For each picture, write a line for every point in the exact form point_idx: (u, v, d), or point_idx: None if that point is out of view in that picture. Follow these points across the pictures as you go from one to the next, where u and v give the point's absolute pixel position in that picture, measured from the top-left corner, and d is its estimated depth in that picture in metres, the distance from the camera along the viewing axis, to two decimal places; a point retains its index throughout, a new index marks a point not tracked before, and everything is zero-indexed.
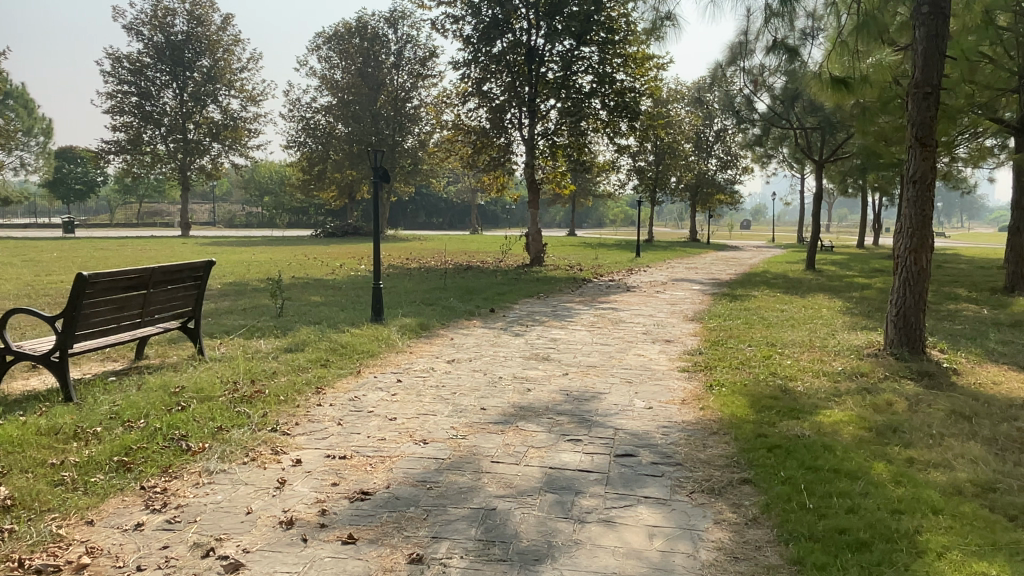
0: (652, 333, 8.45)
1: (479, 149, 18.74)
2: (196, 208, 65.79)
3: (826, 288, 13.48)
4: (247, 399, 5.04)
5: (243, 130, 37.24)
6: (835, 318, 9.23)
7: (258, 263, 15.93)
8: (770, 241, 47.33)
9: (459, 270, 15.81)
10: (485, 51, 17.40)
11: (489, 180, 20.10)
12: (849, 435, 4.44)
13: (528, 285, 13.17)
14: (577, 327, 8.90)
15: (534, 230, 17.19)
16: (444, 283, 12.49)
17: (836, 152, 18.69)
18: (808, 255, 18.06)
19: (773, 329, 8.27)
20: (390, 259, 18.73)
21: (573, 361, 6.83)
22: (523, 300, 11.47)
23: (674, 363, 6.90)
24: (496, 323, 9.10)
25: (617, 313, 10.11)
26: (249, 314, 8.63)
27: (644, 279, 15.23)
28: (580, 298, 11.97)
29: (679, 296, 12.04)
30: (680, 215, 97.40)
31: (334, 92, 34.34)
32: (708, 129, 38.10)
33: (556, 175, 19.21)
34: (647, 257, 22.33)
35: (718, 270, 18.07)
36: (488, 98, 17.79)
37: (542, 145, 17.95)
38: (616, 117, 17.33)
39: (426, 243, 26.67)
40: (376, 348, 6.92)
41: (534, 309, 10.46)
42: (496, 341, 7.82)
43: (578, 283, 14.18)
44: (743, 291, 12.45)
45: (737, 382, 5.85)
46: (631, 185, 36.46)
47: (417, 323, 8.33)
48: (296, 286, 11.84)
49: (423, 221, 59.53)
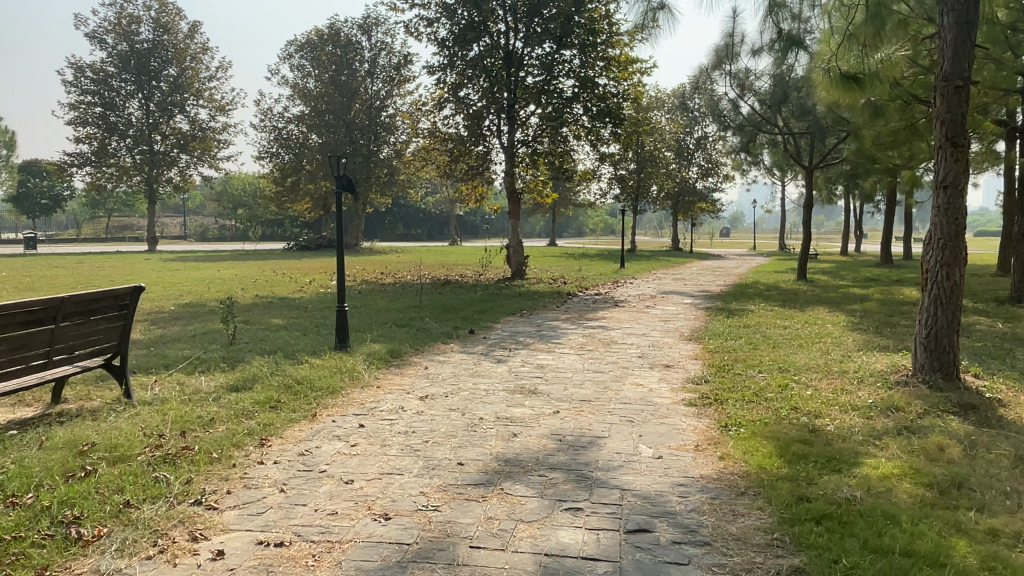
0: (648, 357, 7.62)
1: (456, 158, 17.90)
2: (168, 222, 64.21)
3: (825, 300, 12.75)
4: (171, 461, 4.12)
5: (213, 141, 36.08)
6: (845, 336, 8.45)
7: (220, 280, 14.91)
8: (752, 249, 46.92)
9: (436, 285, 14.89)
10: (461, 55, 16.60)
11: (467, 190, 19.28)
12: (908, 496, 3.64)
13: (510, 301, 12.32)
14: (565, 350, 8.06)
15: (515, 241, 16.36)
16: (420, 301, 11.63)
17: (826, 156, 18.10)
18: (800, 265, 17.38)
19: (782, 351, 7.48)
20: (363, 274, 17.80)
21: (564, 394, 5.97)
22: (505, 318, 10.62)
23: (678, 393, 6.07)
24: (476, 347, 8.22)
25: (608, 332, 9.28)
26: (196, 342, 7.68)
27: (632, 292, 14.46)
28: (566, 315, 11.14)
29: (672, 312, 11.25)
30: (660, 223, 97.30)
31: (307, 101, 33.35)
32: (688, 136, 37.65)
33: (538, 183, 18.42)
34: (632, 268, 21.56)
35: (707, 281, 17.33)
36: (465, 104, 16.96)
37: (522, 153, 17.14)
38: (599, 123, 16.59)
39: (403, 255, 25.73)
40: (336, 383, 6.02)
41: (517, 329, 9.62)
42: (477, 370, 6.94)
43: (563, 299, 13.37)
44: (739, 306, 11.68)
45: (756, 421, 5.02)
46: (612, 194, 35.81)
47: (387, 349, 7.44)
48: (257, 307, 10.87)
49: (402, 233, 58.60)
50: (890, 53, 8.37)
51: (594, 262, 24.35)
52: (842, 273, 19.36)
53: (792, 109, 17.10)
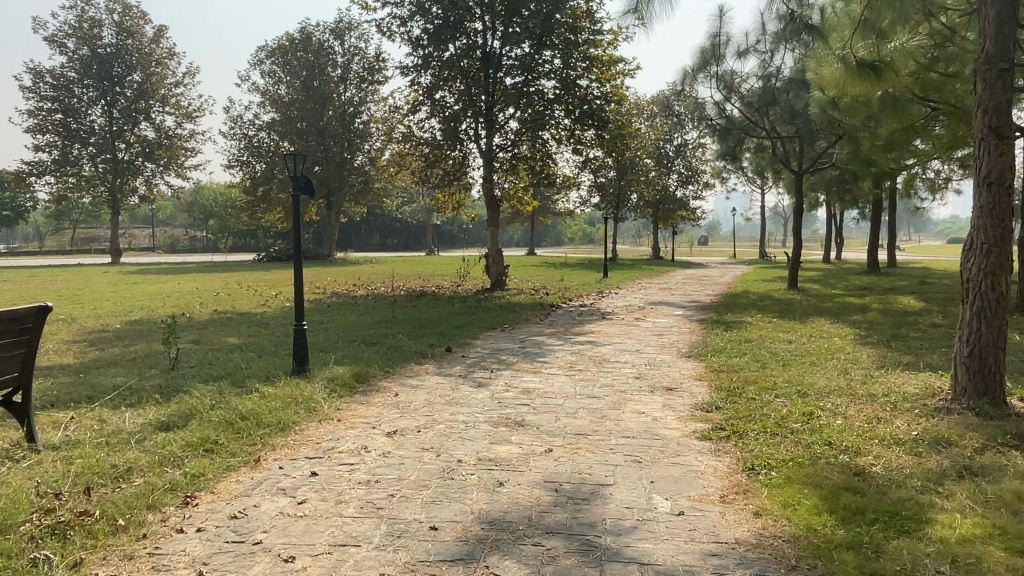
0: (647, 378, 6.80)
1: (432, 163, 17.08)
2: (136, 234, 62.52)
3: (823, 310, 12.07)
4: (61, 535, 3.20)
5: (180, 149, 34.89)
6: (861, 352, 7.71)
7: (179, 295, 13.89)
8: (733, 257, 46.55)
9: (412, 298, 14.03)
10: (437, 55, 15.79)
11: (443, 198, 18.41)
12: (1004, 569, 2.84)
13: (490, 315, 11.46)
14: (553, 371, 7.22)
15: (494, 250, 15.53)
16: (393, 316, 10.73)
17: (815, 161, 17.51)
18: (790, 273, 16.76)
19: (796, 371, 6.71)
20: (334, 286, 16.85)
21: (555, 426, 5.12)
22: (485, 334, 9.75)
23: (689, 423, 5.25)
24: (453, 368, 7.34)
25: (599, 349, 8.47)
26: (133, 367, 6.72)
27: (618, 303, 13.69)
28: (551, 329, 10.30)
29: (665, 325, 10.46)
30: (639, 232, 97.22)
31: (277, 107, 32.36)
32: (668, 143, 37.19)
33: (518, 190, 17.64)
34: (615, 277, 20.81)
35: (696, 291, 16.64)
36: (441, 106, 16.15)
37: (502, 158, 16.32)
38: (582, 126, 15.84)
39: (378, 266, 24.81)
40: (289, 418, 5.11)
41: (498, 347, 8.75)
42: (455, 396, 6.07)
43: (546, 311, 12.56)
44: (735, 317, 10.93)
45: (788, 462, 4.22)
46: (592, 202, 35.17)
47: (351, 373, 6.54)
48: (213, 325, 9.90)
49: (378, 242, 57.67)
50: (901, 43, 7.69)
51: (576, 271, 23.60)
52: (833, 281, 18.79)
53: (780, 111, 16.48)
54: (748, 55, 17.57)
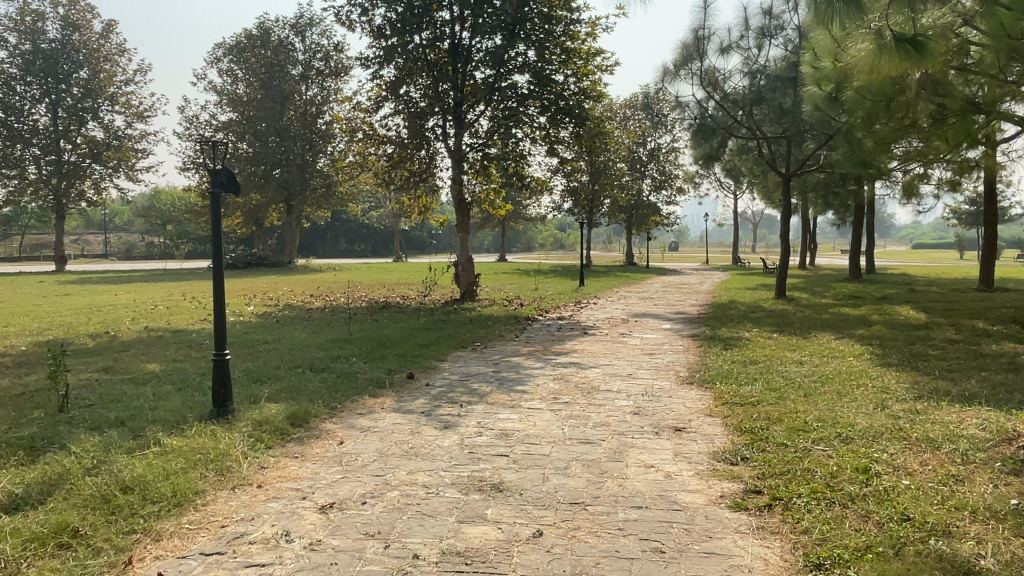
0: (649, 415, 5.64)
1: (395, 165, 15.79)
2: (91, 241, 59.97)
3: (823, 323, 11.08)
4: None
5: (131, 150, 33.03)
6: (887, 379, 6.65)
7: (111, 309, 12.43)
8: (706, 263, 45.95)
9: (373, 311, 12.75)
10: (401, 46, 14.54)
11: (408, 201, 17.08)
12: None
13: (459, 331, 10.24)
14: (534, 405, 6.02)
15: (464, 258, 14.33)
16: (348, 333, 9.47)
17: (803, 163, 16.61)
18: (778, 281, 15.80)
19: (824, 404, 5.63)
20: (290, 297, 15.48)
21: (543, 492, 3.93)
22: (453, 355, 8.52)
23: (712, 484, 4.10)
24: (414, 403, 6.10)
25: (584, 373, 7.32)
26: (13, 409, 5.38)
27: (598, 316, 12.57)
28: (528, 348, 9.11)
29: (655, 343, 9.34)
30: (609, 238, 96.74)
31: (235, 107, 30.82)
32: (641, 147, 36.32)
33: (489, 193, 16.42)
34: (591, 285, 19.72)
35: (679, 300, 15.64)
36: (406, 102, 14.90)
37: (472, 158, 15.08)
38: (558, 125, 14.72)
39: (341, 274, 23.39)
40: (188, 487, 3.87)
41: (468, 372, 7.53)
42: (415, 444, 4.84)
43: (521, 325, 11.41)
44: (730, 333, 9.89)
45: (864, 554, 3.10)
46: (565, 207, 34.15)
47: (285, 414, 5.28)
48: (137, 347, 8.54)
49: (344, 248, 56.18)
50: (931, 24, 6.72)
51: (550, 279, 22.49)
52: (819, 289, 17.94)
53: (768, 110, 15.55)
54: (732, 52, 16.71)
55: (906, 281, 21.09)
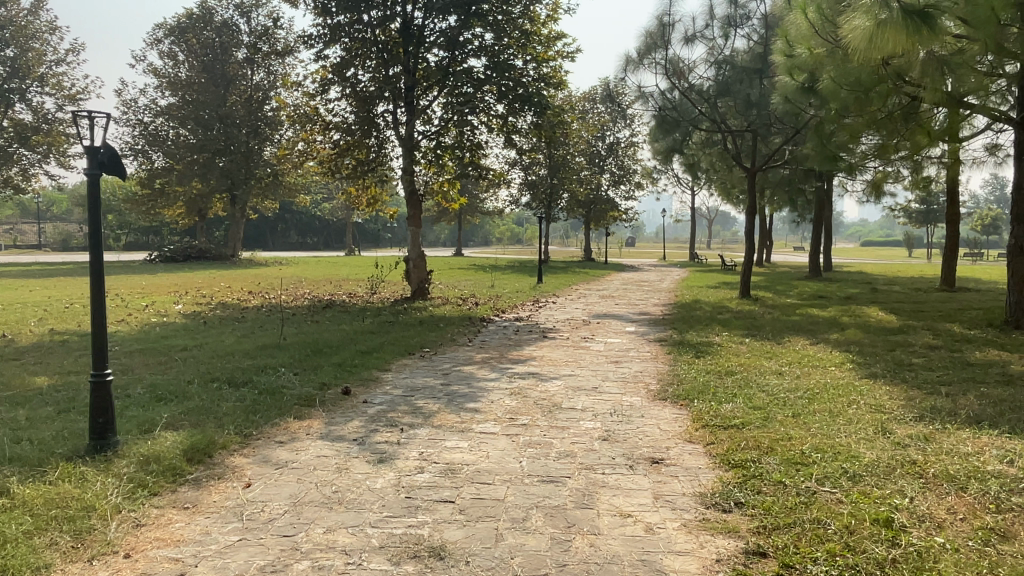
0: (621, 442, 4.84)
1: (341, 153, 14.70)
2: (25, 230, 56.85)
3: (794, 326, 10.50)
4: None
5: (63, 135, 31.03)
6: (879, 395, 6.00)
7: (19, 308, 11.15)
8: (664, 259, 45.71)
9: (314, 310, 11.73)
10: (348, 25, 13.45)
11: (356, 192, 16.02)
12: None
13: (407, 334, 9.33)
14: (487, 429, 5.16)
15: (415, 253, 13.39)
16: (281, 339, 8.47)
17: (769, 158, 16.06)
18: (742, 280, 15.24)
19: (818, 428, 4.91)
20: (226, 293, 14.28)
21: (495, 560, 3.09)
22: (398, 364, 7.60)
23: (705, 542, 3.32)
24: (346, 427, 5.18)
25: (545, 387, 6.51)
26: None
27: (558, 317, 11.78)
28: (482, 355, 8.27)
29: (621, 349, 8.57)
30: (566, 233, 96.38)
31: (174, 90, 29.14)
32: (600, 141, 35.69)
33: (442, 184, 15.51)
34: (550, 282, 18.94)
35: (641, 299, 14.98)
36: (353, 85, 13.83)
37: (425, 147, 14.10)
38: (517, 113, 13.86)
39: (287, 268, 22.16)
40: (25, 562, 2.93)
41: (413, 385, 6.63)
42: (340, 487, 3.94)
43: (475, 327, 10.53)
44: (700, 337, 9.20)
45: None
46: (523, 201, 33.38)
47: (182, 449, 4.35)
48: (31, 356, 7.41)
49: (295, 240, 54.63)
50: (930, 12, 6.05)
51: (507, 275, 21.65)
52: (783, 288, 17.50)
53: (735, 102, 14.93)
54: (696, 42, 16.07)
55: (866, 280, 20.88)
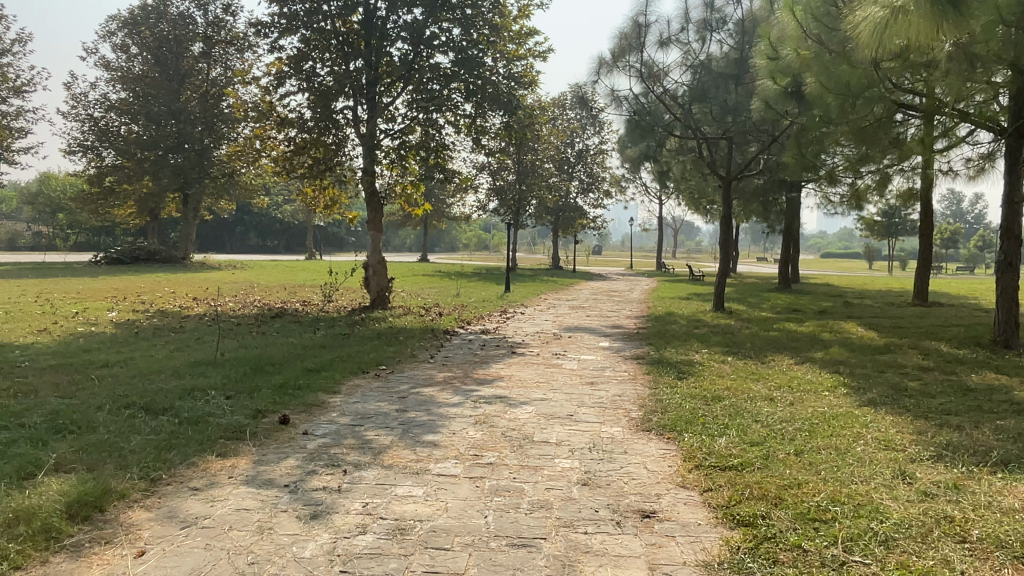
0: (604, 488, 4.12)
1: (297, 152, 13.76)
2: None
3: (775, 342, 9.94)
4: None
5: (5, 129, 29.35)
6: (884, 427, 5.40)
7: None
8: (630, 267, 45.30)
9: (262, 320, 10.82)
10: (307, 14, 12.58)
11: (313, 193, 15.11)
12: None
13: (362, 349, 8.50)
14: (446, 469, 4.39)
15: (375, 260, 12.58)
16: (218, 354, 7.57)
17: (744, 166, 15.57)
18: (716, 292, 14.71)
19: (829, 472, 4.25)
20: (168, 300, 13.27)
21: None
22: (348, 384, 6.79)
23: None
24: (278, 468, 4.37)
25: (513, 415, 5.78)
26: None
27: (527, 330, 11.04)
28: (445, 373, 7.50)
29: (596, 368, 7.86)
30: (532, 240, 96.01)
31: (126, 84, 27.74)
32: (569, 147, 35.11)
33: (405, 186, 14.70)
34: (517, 291, 18.19)
35: (612, 311, 14.35)
36: (311, 78, 12.96)
37: (387, 147, 13.27)
38: (485, 113, 13.12)
39: (240, 273, 21.04)
40: None
41: (363, 411, 5.82)
42: (258, 557, 3.15)
43: (437, 340, 9.74)
44: (679, 355, 8.55)
45: None
46: (490, 207, 32.66)
47: (63, 503, 3.53)
48: None
49: (254, 243, 53.08)
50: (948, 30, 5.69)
51: (473, 283, 20.87)
52: (755, 301, 17.06)
53: (711, 108, 14.41)
54: (671, 45, 15.55)
55: (836, 293, 20.59)
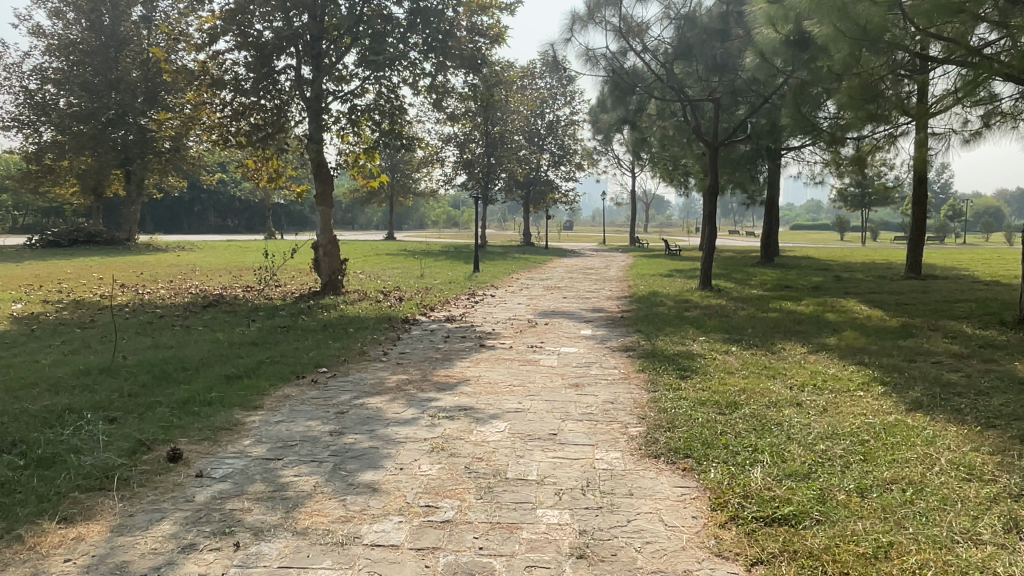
0: (609, 564, 2.86)
1: (234, 119, 12.14)
2: None
3: (778, 326, 8.77)
4: None
5: None
6: (956, 445, 4.22)
7: None
8: (603, 243, 44.18)
9: (191, 311, 9.35)
10: None
11: (255, 165, 13.55)
12: None
13: (300, 347, 7.11)
14: (384, 537, 3.10)
15: (325, 239, 11.16)
16: (116, 359, 6.14)
17: (731, 132, 14.30)
18: (703, 268, 13.55)
19: (920, 532, 3.07)
20: (90, 287, 11.71)
21: None
22: (275, 396, 5.43)
23: None
24: (139, 543, 3.05)
25: (482, 437, 4.47)
26: None
27: (497, 316, 9.72)
28: (399, 375, 6.19)
29: (581, 365, 6.58)
30: (502, 218, 94.78)
31: (60, 52, 25.40)
32: (539, 119, 33.63)
33: (359, 155, 13.23)
34: (488, 271, 16.84)
35: (592, 291, 13.11)
36: (246, 32, 11.31)
37: (337, 111, 11.73)
38: (445, 70, 11.72)
39: (186, 255, 19.41)
40: None
41: (283, 437, 4.47)
42: None
43: (395, 332, 8.39)
44: (675, 346, 7.32)
45: None
46: (457, 182, 31.15)
47: None
48: None
49: (213, 223, 50.93)
50: None
51: (439, 263, 19.48)
52: (741, 277, 15.95)
53: (698, 67, 13.08)
54: None
55: (821, 266, 19.60)
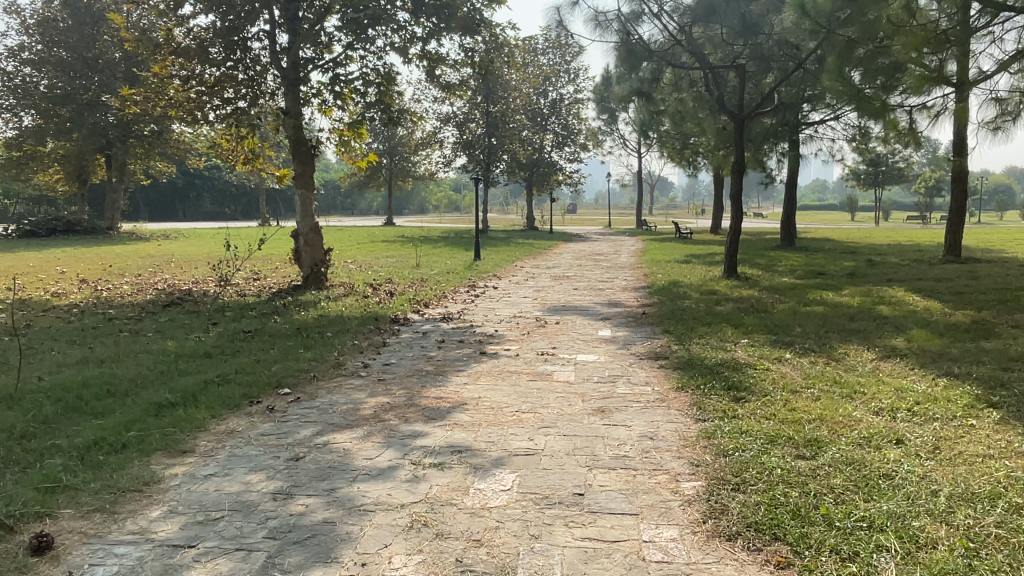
0: None
1: (202, 93, 10.78)
2: None
3: (829, 324, 7.48)
4: None
5: None
6: None
7: None
8: (608, 226, 42.81)
9: (147, 311, 8.10)
10: None
11: (229, 144, 12.25)
12: None
13: (260, 359, 5.85)
14: None
15: (306, 226, 9.92)
16: (26, 383, 4.90)
17: (758, 102, 12.92)
18: (728, 255, 12.26)
19: None
20: (45, 283, 10.48)
21: None
22: (215, 434, 4.18)
23: None
24: None
25: (484, 502, 3.22)
26: None
27: (501, 314, 8.45)
28: (378, 398, 4.94)
29: (605, 381, 5.32)
30: (503, 202, 93.29)
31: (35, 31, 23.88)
32: (542, 97, 32.17)
33: (344, 133, 11.94)
34: (489, 259, 15.53)
35: (605, 281, 11.84)
36: None
37: (317, 82, 10.42)
38: (439, 35, 10.39)
39: (167, 244, 18.15)
40: None
41: (207, 504, 3.23)
42: None
43: (380, 336, 7.14)
44: (716, 353, 6.06)
45: None
46: (457, 164, 29.77)
47: None
48: None
49: (209, 210, 49.66)
50: None
51: (437, 250, 18.21)
52: (766, 262, 14.65)
53: (723, 29, 11.67)
54: None
55: (847, 249, 18.30)
